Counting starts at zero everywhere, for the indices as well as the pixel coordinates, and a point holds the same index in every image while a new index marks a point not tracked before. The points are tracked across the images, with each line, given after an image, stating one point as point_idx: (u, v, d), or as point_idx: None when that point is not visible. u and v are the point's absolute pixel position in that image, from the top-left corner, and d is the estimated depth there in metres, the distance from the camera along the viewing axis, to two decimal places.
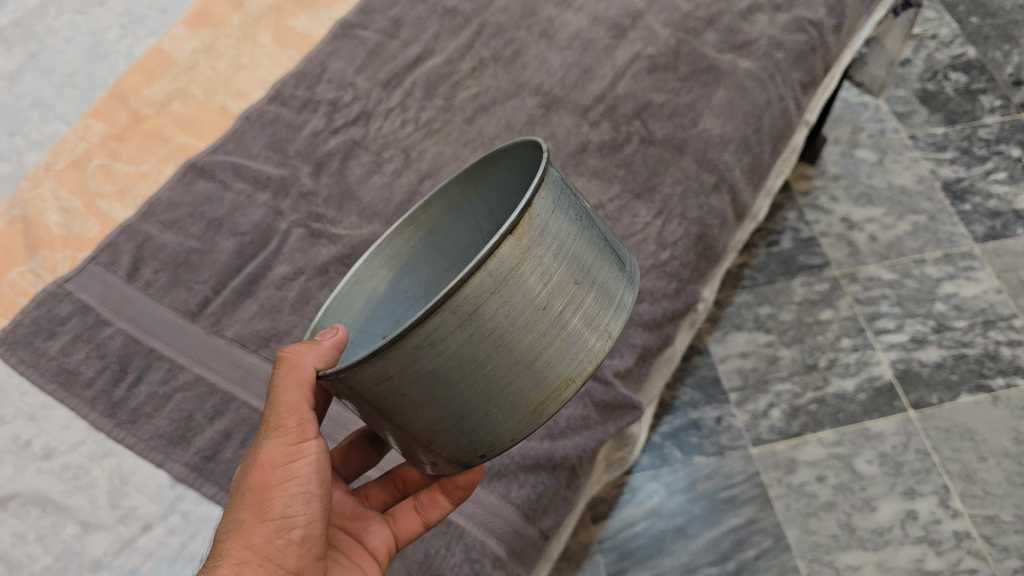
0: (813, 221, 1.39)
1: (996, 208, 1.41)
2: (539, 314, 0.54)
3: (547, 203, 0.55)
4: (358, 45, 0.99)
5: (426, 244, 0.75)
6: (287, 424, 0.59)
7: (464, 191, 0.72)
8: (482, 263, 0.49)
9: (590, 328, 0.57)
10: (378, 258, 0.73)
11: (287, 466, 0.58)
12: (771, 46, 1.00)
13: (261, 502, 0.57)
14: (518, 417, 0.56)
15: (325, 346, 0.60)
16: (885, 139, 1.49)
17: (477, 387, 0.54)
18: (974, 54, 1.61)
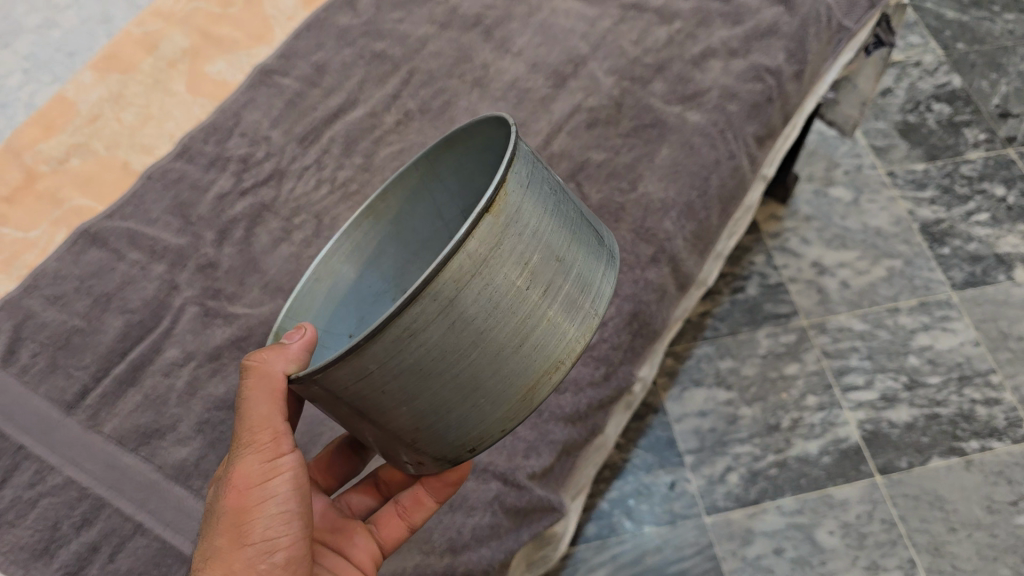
0: (781, 266, 1.31)
1: (977, 251, 1.34)
2: (520, 295, 0.52)
3: (520, 180, 0.52)
4: (277, 96, 0.93)
5: (387, 236, 0.72)
6: (261, 440, 0.57)
7: (423, 175, 0.69)
8: (459, 246, 0.47)
9: (572, 307, 0.55)
10: (341, 252, 0.70)
11: (263, 488, 0.57)
12: (722, 98, 0.93)
13: (239, 528, 0.56)
14: (507, 406, 0.54)
15: (295, 348, 0.58)
16: (861, 176, 1.41)
17: (461, 378, 0.51)
18: (959, 83, 1.54)
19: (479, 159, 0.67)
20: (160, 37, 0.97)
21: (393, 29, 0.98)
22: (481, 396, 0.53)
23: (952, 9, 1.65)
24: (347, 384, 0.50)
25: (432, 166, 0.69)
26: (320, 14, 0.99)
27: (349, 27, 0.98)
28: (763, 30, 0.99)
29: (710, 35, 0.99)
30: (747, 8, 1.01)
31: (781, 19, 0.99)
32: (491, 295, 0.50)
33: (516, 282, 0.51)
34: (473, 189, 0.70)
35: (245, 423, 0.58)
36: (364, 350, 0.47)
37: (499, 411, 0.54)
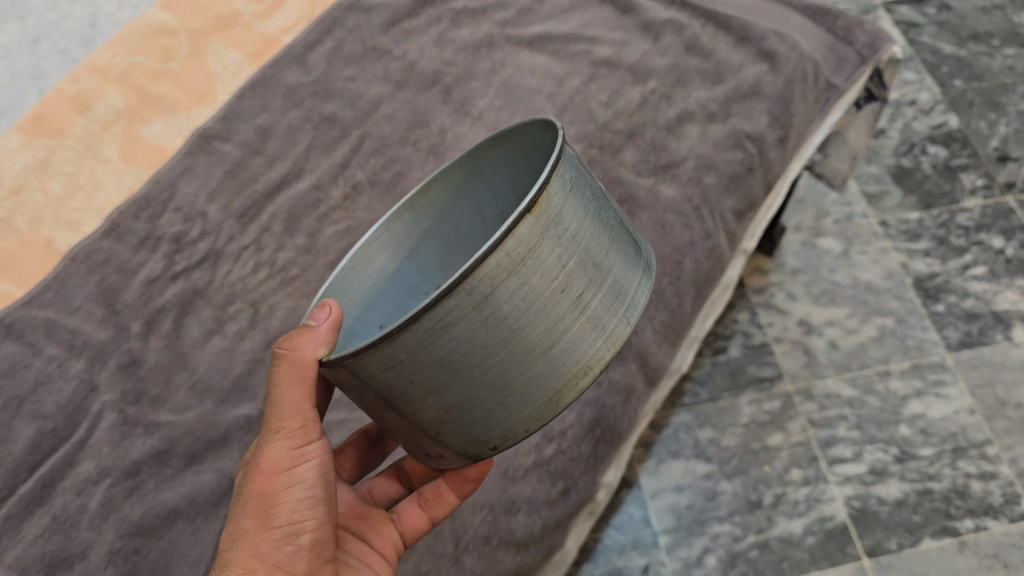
0: (765, 324, 1.25)
1: (973, 309, 1.28)
2: (556, 301, 0.49)
3: (564, 181, 0.50)
4: (216, 165, 0.85)
5: (426, 232, 0.71)
6: (290, 424, 0.56)
7: (467, 172, 0.67)
8: (500, 241, 0.45)
9: (608, 318, 0.53)
10: (376, 244, 0.69)
11: (290, 472, 0.56)
12: (698, 170, 0.86)
13: (265, 510, 0.55)
14: (533, 408, 0.51)
15: (325, 330, 0.56)
16: (852, 225, 1.35)
17: (490, 376, 0.49)
18: (956, 124, 1.47)
19: (520, 158, 0.64)
20: (95, 96, 0.90)
21: (345, 89, 0.91)
22: (509, 399, 0.50)
23: (949, 43, 1.57)
24: (380, 373, 0.49)
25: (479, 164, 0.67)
26: (266, 71, 0.92)
27: (297, 86, 0.91)
28: (744, 92, 0.92)
29: (686, 95, 0.92)
30: (727, 65, 0.94)
31: (764, 79, 0.93)
32: (526, 295, 0.48)
33: (554, 283, 0.49)
34: (512, 189, 0.68)
35: (272, 409, 0.57)
36: (395, 336, 0.46)
37: (528, 415, 0.51)
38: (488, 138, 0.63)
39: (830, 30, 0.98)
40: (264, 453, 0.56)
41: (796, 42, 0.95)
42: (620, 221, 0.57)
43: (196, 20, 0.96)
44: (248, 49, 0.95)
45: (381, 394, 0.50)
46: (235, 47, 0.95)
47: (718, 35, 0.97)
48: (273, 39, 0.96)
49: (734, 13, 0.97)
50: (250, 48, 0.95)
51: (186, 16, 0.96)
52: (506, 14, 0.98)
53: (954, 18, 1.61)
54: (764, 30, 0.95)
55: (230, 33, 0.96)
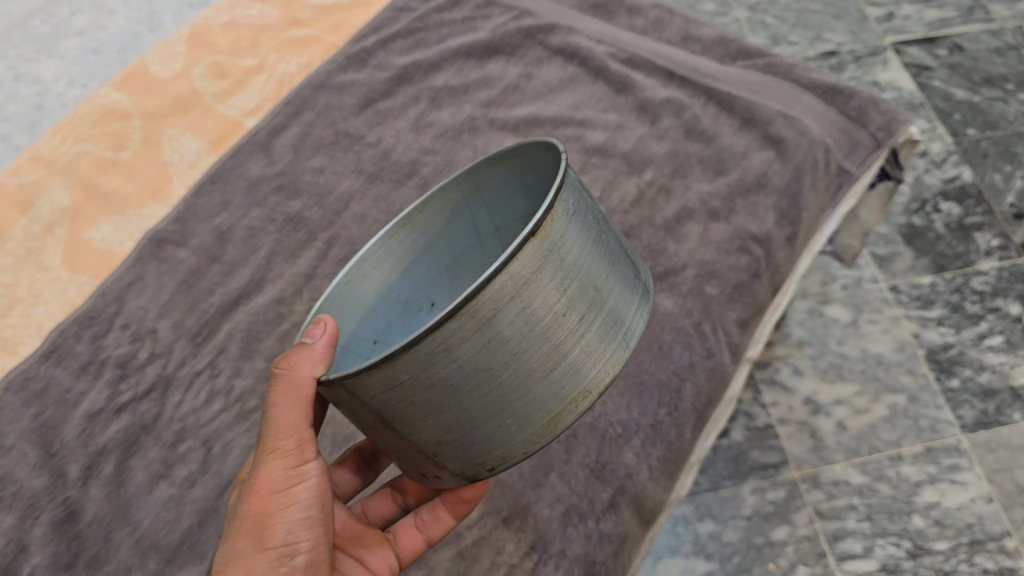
0: (769, 403, 1.19)
1: (990, 383, 1.20)
2: (558, 322, 0.47)
3: (569, 202, 0.48)
4: (169, 274, 0.78)
5: (423, 246, 0.69)
6: (285, 443, 0.54)
7: (464, 192, 0.65)
8: (504, 264, 0.43)
9: (608, 339, 0.51)
10: (374, 260, 0.66)
11: (288, 494, 0.53)
12: (699, 279, 0.79)
13: (261, 530, 0.52)
14: (532, 430, 0.49)
15: (324, 344, 0.54)
16: (861, 291, 1.28)
17: (490, 397, 0.47)
18: (969, 177, 1.39)
19: (518, 180, 0.63)
20: (39, 192, 0.83)
21: (312, 184, 0.83)
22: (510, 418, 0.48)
23: (961, 87, 1.49)
24: (382, 396, 0.46)
25: (478, 187, 0.65)
26: (225, 162, 0.84)
27: (260, 179, 0.83)
28: (749, 184, 0.84)
29: (686, 189, 0.84)
30: (731, 152, 0.86)
31: (771, 169, 0.85)
32: (529, 317, 0.46)
33: (557, 307, 0.47)
34: (511, 210, 0.66)
35: (268, 427, 0.54)
36: (397, 357, 0.44)
37: (528, 435, 0.50)
38: (488, 157, 0.61)
39: (843, 111, 0.90)
40: (259, 473, 0.53)
41: (806, 126, 0.87)
42: (621, 240, 0.55)
43: (151, 102, 0.88)
44: (206, 135, 0.87)
45: (379, 415, 0.48)
46: (193, 134, 0.86)
47: (721, 117, 0.89)
48: (234, 123, 0.88)
49: (738, 92, 0.89)
50: (209, 134, 0.87)
51: (141, 99, 0.88)
52: (490, 93, 0.90)
53: (967, 60, 1.52)
54: (770, 112, 0.88)
55: (188, 116, 0.87)
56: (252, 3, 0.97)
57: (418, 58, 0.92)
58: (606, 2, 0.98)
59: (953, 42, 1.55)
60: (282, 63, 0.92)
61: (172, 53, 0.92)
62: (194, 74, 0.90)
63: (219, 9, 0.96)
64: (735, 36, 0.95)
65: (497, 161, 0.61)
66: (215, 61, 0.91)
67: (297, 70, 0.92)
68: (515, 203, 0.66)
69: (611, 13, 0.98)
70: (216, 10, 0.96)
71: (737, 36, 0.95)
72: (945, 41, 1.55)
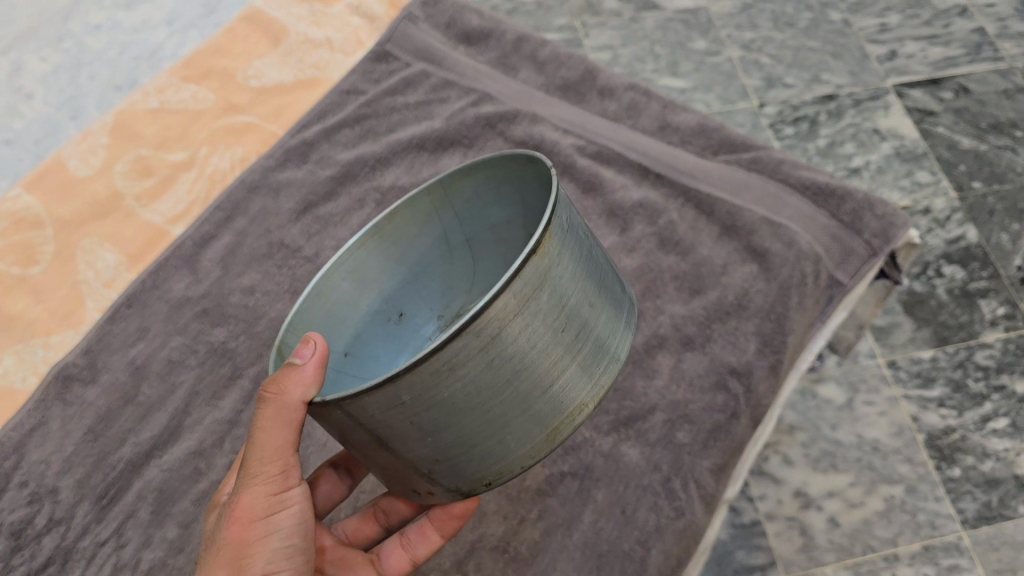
0: (756, 497, 1.11)
1: (994, 472, 1.10)
2: (555, 342, 0.46)
3: (563, 218, 0.47)
4: (75, 421, 0.69)
5: (391, 259, 0.63)
6: (265, 469, 0.51)
7: (436, 201, 0.61)
8: (508, 282, 0.42)
9: (600, 354, 0.50)
10: (345, 268, 0.61)
11: (270, 522, 0.51)
12: (669, 424, 0.70)
13: (239, 560, 0.50)
14: (530, 445, 0.49)
15: (315, 368, 0.49)
16: (856, 368, 1.19)
17: (491, 415, 0.46)
18: (975, 237, 1.28)
19: (494, 187, 0.60)
20: None
21: (240, 309, 0.74)
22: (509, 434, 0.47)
23: (967, 135, 1.38)
24: (380, 417, 0.44)
25: (450, 197, 0.62)
26: (143, 282, 0.75)
27: (183, 301, 0.75)
28: (728, 305, 0.76)
29: (658, 311, 0.76)
30: (708, 267, 0.78)
31: (752, 287, 0.76)
32: (530, 336, 0.45)
33: (555, 319, 0.46)
34: (483, 218, 0.63)
35: (250, 450, 0.51)
36: (401, 377, 0.42)
37: (522, 450, 0.49)
38: (462, 168, 0.59)
39: (835, 214, 0.80)
40: (238, 498, 0.51)
41: (793, 236, 0.78)
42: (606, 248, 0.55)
43: (67, 207, 0.79)
44: (126, 247, 0.78)
45: (374, 436, 0.46)
46: (111, 244, 0.78)
47: (699, 223, 0.80)
48: (159, 232, 0.79)
49: (718, 194, 0.81)
50: (129, 246, 0.78)
51: (54, 202, 0.79)
52: None
53: (973, 103, 1.41)
54: (754, 220, 0.79)
55: (107, 223, 0.79)
56: (186, 84, 0.87)
57: (364, 151, 0.82)
58: (576, 81, 0.88)
59: (959, 82, 1.43)
60: (214, 156, 0.83)
61: (93, 145, 0.82)
62: (116, 171, 0.81)
63: (147, 91, 0.86)
64: (717, 125, 0.85)
65: (471, 169, 0.58)
66: (139, 154, 0.82)
67: (231, 165, 0.82)
68: (489, 212, 0.63)
69: (581, 94, 0.88)
70: (144, 92, 0.86)
71: (719, 125, 0.85)
72: (950, 82, 1.43)
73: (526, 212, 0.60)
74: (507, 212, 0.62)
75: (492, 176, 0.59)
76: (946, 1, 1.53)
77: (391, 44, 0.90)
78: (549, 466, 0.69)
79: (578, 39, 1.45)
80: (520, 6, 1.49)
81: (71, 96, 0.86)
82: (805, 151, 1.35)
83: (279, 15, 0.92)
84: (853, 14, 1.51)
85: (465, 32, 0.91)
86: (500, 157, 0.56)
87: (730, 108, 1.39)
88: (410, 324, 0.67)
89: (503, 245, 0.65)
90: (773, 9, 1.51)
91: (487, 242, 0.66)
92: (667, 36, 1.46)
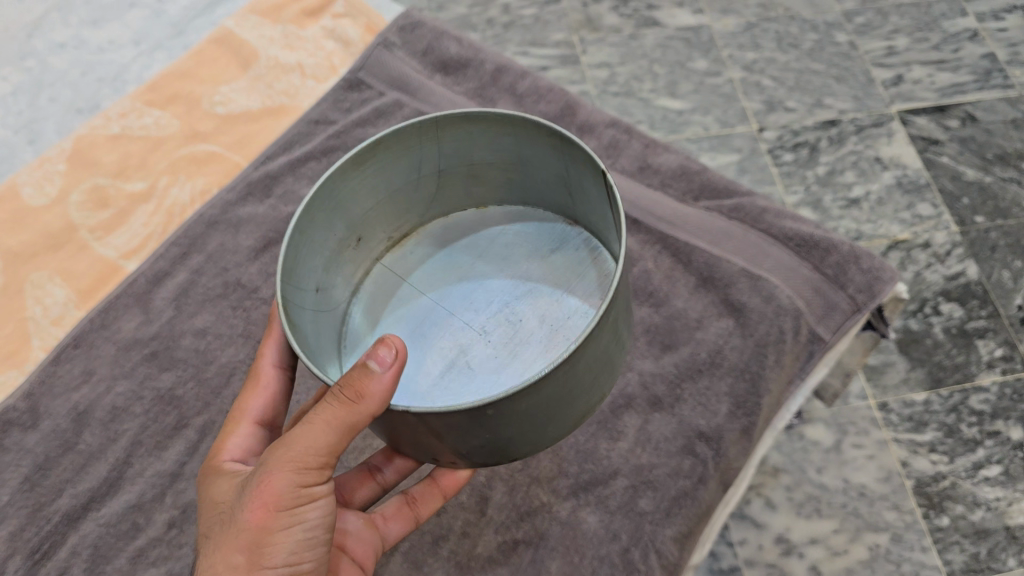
0: (736, 542, 1.01)
1: (984, 522, 0.98)
2: (606, 350, 0.49)
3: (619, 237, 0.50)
4: (13, 469, 0.67)
5: (363, 189, 0.60)
6: (306, 465, 0.50)
7: (424, 137, 0.59)
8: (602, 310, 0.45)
9: (621, 351, 0.54)
10: (329, 197, 0.57)
11: (297, 516, 0.50)
12: (632, 490, 0.67)
13: (259, 546, 0.50)
14: (557, 435, 0.52)
15: (391, 381, 0.48)
16: (845, 407, 1.07)
17: (546, 418, 0.48)
18: (975, 274, 1.14)
19: (491, 135, 0.59)
20: None
21: (190, 353, 0.72)
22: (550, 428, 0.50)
23: (973, 166, 1.22)
24: (460, 428, 0.45)
25: (442, 135, 0.59)
26: (91, 321, 0.73)
27: (132, 343, 0.72)
28: (700, 363, 0.72)
29: (626, 366, 0.73)
30: (683, 320, 0.74)
31: (727, 343, 0.73)
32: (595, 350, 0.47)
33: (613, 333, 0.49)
34: (462, 154, 0.62)
35: (294, 435, 0.50)
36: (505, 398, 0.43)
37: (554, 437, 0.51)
38: (465, 113, 0.57)
39: (818, 266, 0.76)
40: (269, 480, 0.50)
41: (772, 290, 0.74)
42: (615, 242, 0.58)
43: (18, 237, 0.77)
44: (76, 282, 0.76)
45: (434, 435, 0.47)
46: (61, 279, 0.76)
47: (676, 273, 0.77)
48: (110, 267, 0.77)
49: (697, 243, 0.77)
50: (79, 281, 0.76)
51: (6, 233, 0.77)
52: None
53: (979, 132, 1.25)
54: (733, 271, 0.75)
55: (59, 255, 0.77)
56: (149, 109, 0.84)
57: None
58: (555, 117, 0.85)
59: (966, 110, 1.27)
60: (175, 187, 0.80)
61: (48, 173, 0.80)
62: (71, 202, 0.79)
63: (109, 116, 0.84)
64: (700, 167, 0.82)
65: (476, 117, 0.57)
66: (96, 184, 0.80)
67: (190, 199, 0.80)
68: (471, 153, 0.62)
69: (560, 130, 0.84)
70: (105, 116, 0.84)
71: (702, 167, 0.82)
72: (956, 109, 1.27)
73: (514, 159, 0.61)
74: (491, 156, 0.62)
75: (500, 131, 0.58)
76: (956, 24, 1.36)
77: (365, 70, 0.86)
78: (502, 533, 0.66)
79: (575, 56, 1.32)
80: (517, 19, 1.36)
81: (30, 120, 0.85)
82: (804, 179, 1.21)
83: (251, 36, 0.89)
84: (860, 36, 1.35)
85: (442, 60, 0.87)
86: (524, 119, 0.56)
87: (727, 132, 1.25)
88: (366, 247, 0.65)
89: (474, 174, 0.64)
90: (777, 29, 1.35)
91: (456, 175, 0.64)
92: (667, 55, 1.33)
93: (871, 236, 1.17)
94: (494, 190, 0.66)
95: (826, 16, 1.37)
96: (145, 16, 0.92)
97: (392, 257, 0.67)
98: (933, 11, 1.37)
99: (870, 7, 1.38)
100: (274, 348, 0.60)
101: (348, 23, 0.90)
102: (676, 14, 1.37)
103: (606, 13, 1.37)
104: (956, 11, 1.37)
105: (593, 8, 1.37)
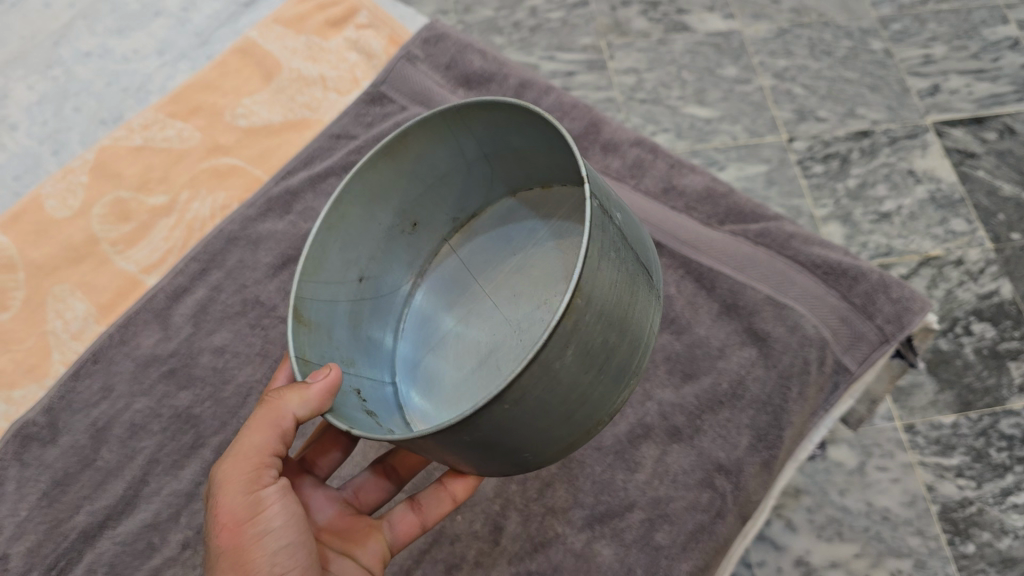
0: (755, 563, 0.95)
1: (1012, 550, 0.94)
2: (580, 382, 0.46)
3: (594, 264, 0.45)
4: (30, 484, 0.68)
5: (413, 175, 0.61)
6: (247, 470, 0.53)
7: (450, 123, 0.57)
8: (537, 354, 0.42)
9: (622, 374, 0.50)
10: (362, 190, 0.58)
11: (256, 521, 0.52)
12: (647, 524, 0.67)
13: (239, 564, 0.52)
14: (550, 453, 0.50)
15: (314, 394, 0.50)
16: (869, 428, 1.02)
17: (514, 446, 0.47)
18: (1010, 293, 1.09)
19: (511, 124, 0.56)
20: None
21: (207, 371, 0.72)
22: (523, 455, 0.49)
23: (1010, 180, 1.18)
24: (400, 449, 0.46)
25: (463, 122, 0.57)
26: (111, 336, 0.73)
27: (150, 359, 0.72)
28: (722, 394, 0.71)
29: (646, 396, 0.72)
30: (704, 349, 0.73)
31: (749, 373, 0.72)
32: (554, 390, 0.45)
33: (580, 368, 0.46)
34: (505, 143, 0.59)
35: (227, 459, 0.54)
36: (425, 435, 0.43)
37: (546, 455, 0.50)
38: (481, 101, 0.54)
39: (846, 295, 0.74)
40: (220, 507, 0.52)
41: (798, 319, 0.73)
42: (638, 262, 0.51)
43: (41, 250, 0.78)
44: (97, 296, 0.77)
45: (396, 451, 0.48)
46: (82, 292, 0.77)
47: (699, 299, 0.75)
48: (131, 281, 0.77)
49: (721, 268, 0.76)
50: (100, 295, 0.77)
51: (27, 245, 0.79)
52: None
53: (1018, 145, 1.21)
54: (757, 299, 0.74)
55: (80, 269, 0.78)
56: (171, 121, 0.85)
57: None
58: (579, 135, 0.83)
59: (1004, 122, 1.23)
60: (195, 203, 0.81)
61: (72, 184, 0.81)
62: (94, 214, 0.80)
63: (132, 127, 0.85)
64: (726, 190, 0.80)
65: (494, 105, 0.54)
66: (119, 197, 0.81)
67: (211, 213, 0.80)
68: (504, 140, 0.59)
69: (584, 148, 0.83)
70: (129, 128, 0.85)
71: (728, 190, 0.80)
72: (994, 121, 1.23)
73: (542, 144, 0.57)
74: (527, 140, 0.58)
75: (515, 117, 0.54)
76: (997, 32, 1.31)
77: (386, 84, 0.85)
78: (515, 565, 0.66)
79: (603, 61, 1.30)
80: (544, 23, 1.33)
81: (54, 130, 0.87)
82: (834, 192, 1.18)
83: (274, 47, 0.90)
84: (895, 43, 1.31)
85: (465, 74, 0.86)
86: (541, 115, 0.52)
87: (756, 141, 1.22)
88: (424, 230, 0.65)
89: (525, 162, 0.61)
90: (810, 35, 1.32)
91: (505, 156, 0.61)
92: (695, 62, 1.30)
93: (902, 251, 1.13)
94: (539, 169, 0.62)
95: (861, 23, 1.33)
96: (171, 25, 0.94)
97: (458, 242, 0.67)
98: (973, 19, 1.33)
99: (907, 14, 1.34)
100: (284, 375, 0.61)
101: (371, 34, 0.91)
102: (706, 19, 1.34)
103: (635, 17, 1.34)
104: (998, 18, 1.33)
105: (622, 13, 1.34)
